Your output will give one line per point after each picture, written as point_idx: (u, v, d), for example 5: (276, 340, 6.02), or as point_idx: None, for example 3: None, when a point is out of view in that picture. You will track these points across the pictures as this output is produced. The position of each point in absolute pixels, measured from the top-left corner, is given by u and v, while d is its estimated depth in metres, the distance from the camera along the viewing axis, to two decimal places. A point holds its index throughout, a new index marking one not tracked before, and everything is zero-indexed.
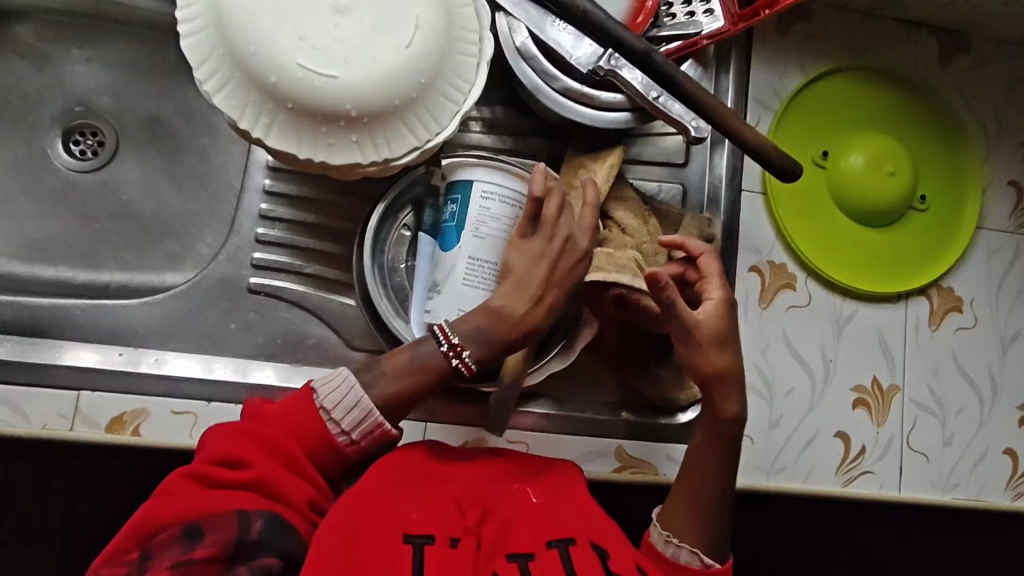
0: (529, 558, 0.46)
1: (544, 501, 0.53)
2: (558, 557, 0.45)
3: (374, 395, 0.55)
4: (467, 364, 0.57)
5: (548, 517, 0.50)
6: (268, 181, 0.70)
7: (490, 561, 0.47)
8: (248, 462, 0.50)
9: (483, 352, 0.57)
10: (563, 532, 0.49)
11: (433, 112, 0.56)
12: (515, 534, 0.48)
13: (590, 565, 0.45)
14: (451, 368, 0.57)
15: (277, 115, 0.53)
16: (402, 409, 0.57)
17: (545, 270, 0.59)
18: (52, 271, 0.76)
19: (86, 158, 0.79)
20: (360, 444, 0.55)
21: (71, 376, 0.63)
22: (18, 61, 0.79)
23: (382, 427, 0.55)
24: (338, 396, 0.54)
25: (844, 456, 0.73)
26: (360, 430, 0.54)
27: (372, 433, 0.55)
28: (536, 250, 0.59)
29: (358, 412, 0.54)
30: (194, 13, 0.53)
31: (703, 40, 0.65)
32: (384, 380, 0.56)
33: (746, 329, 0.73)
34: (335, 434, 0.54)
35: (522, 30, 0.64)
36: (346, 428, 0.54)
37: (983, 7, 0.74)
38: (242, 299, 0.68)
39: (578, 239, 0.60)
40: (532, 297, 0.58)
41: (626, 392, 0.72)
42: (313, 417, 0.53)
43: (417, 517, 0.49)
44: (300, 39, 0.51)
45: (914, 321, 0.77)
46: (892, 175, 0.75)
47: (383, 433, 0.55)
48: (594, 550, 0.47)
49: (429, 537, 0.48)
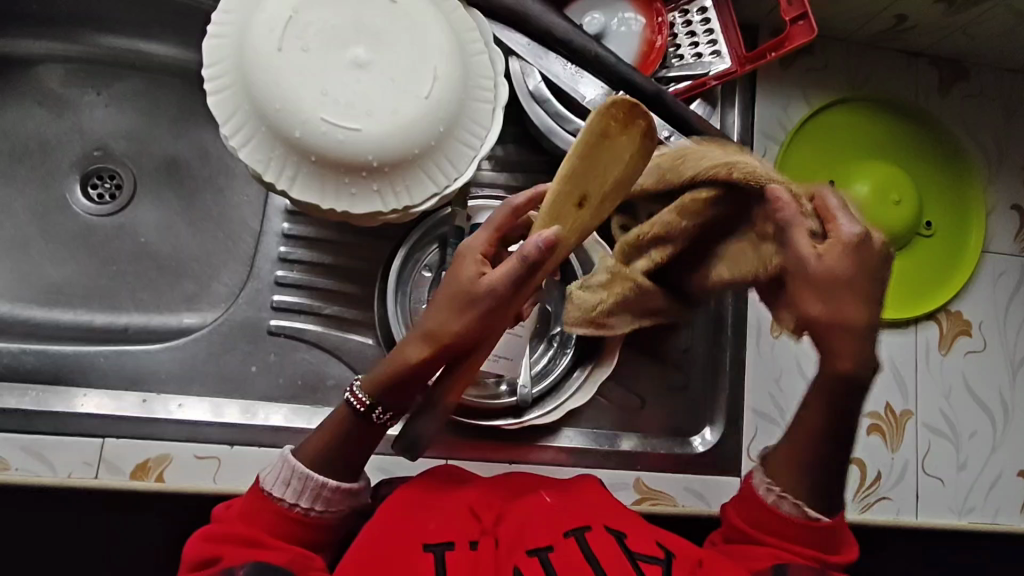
0: (549, 550, 0.49)
1: (557, 499, 0.54)
2: (576, 545, 0.49)
3: (302, 458, 0.53)
4: (355, 396, 0.53)
5: (560, 509, 0.53)
6: (287, 225, 0.72)
7: (510, 556, 0.49)
8: (216, 551, 0.49)
9: (369, 380, 0.53)
10: (576, 520, 0.52)
11: (451, 159, 0.57)
12: (531, 528, 0.51)
13: (607, 552, 0.49)
14: (348, 412, 0.54)
15: (301, 167, 0.54)
16: (337, 459, 0.54)
17: (445, 305, 0.51)
18: (70, 315, 0.76)
19: (104, 202, 0.80)
20: (319, 509, 0.52)
21: (94, 424, 0.63)
22: (38, 108, 0.80)
23: (328, 486, 0.52)
24: (275, 473, 0.52)
25: (861, 482, 0.74)
26: (308, 496, 0.52)
27: (322, 494, 0.52)
28: (446, 289, 0.52)
29: (297, 481, 0.52)
30: (220, 71, 0.55)
31: (711, 81, 0.67)
32: (308, 440, 0.54)
33: (760, 359, 0.74)
34: (290, 509, 0.52)
35: (535, 74, 0.66)
36: (294, 500, 0.52)
37: (980, 38, 0.77)
38: (263, 340, 0.69)
39: (488, 277, 0.50)
40: (425, 339, 0.52)
41: (643, 423, 0.72)
42: (263, 503, 0.52)
43: (435, 526, 0.51)
44: (323, 95, 0.53)
45: (924, 346, 0.78)
46: (898, 204, 0.76)
47: (336, 490, 0.53)
48: (609, 533, 0.51)
49: (448, 543, 0.50)
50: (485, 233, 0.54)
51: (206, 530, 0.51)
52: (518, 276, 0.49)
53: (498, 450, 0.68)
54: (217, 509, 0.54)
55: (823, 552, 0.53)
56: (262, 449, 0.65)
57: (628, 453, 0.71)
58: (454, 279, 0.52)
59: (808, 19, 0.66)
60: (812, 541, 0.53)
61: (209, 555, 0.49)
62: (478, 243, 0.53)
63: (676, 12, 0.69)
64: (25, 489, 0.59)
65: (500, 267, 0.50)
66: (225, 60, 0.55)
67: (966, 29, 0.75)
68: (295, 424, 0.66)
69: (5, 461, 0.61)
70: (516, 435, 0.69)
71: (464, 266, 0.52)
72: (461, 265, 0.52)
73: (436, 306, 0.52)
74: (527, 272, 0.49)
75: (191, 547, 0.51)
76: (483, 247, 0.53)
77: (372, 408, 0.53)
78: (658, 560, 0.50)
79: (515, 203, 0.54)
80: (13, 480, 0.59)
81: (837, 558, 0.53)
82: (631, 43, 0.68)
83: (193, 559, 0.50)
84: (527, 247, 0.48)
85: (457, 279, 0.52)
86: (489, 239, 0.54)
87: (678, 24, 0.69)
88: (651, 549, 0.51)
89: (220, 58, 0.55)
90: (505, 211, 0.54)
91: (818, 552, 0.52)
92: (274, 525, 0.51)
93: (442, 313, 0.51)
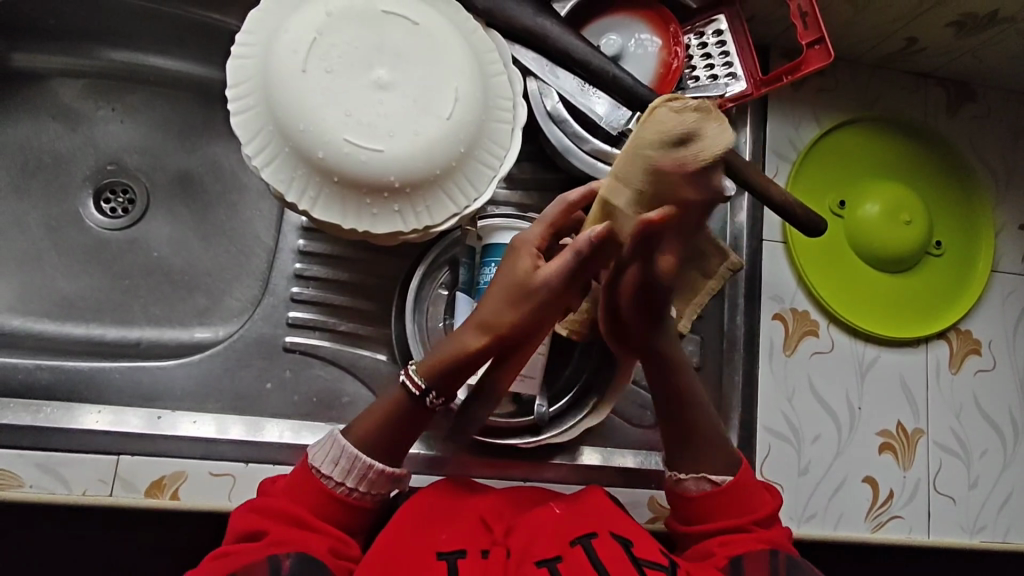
0: (557, 560, 0.48)
1: (566, 510, 0.54)
2: (584, 553, 0.48)
3: (352, 438, 0.53)
4: (411, 380, 0.53)
5: (568, 520, 0.52)
6: (302, 241, 0.72)
7: (520, 566, 0.49)
8: (264, 530, 0.50)
9: (424, 364, 0.53)
10: (584, 529, 0.51)
11: (470, 179, 0.58)
12: (541, 539, 0.50)
13: (615, 559, 0.48)
14: (405, 395, 0.54)
15: (322, 188, 0.54)
16: (387, 441, 0.54)
17: (504, 299, 0.52)
18: (82, 329, 0.76)
19: (117, 216, 0.80)
20: (362, 491, 0.53)
21: (108, 441, 0.63)
22: (51, 122, 0.80)
23: (374, 468, 0.53)
24: (324, 452, 0.53)
25: (873, 501, 0.74)
26: (354, 476, 0.52)
27: (368, 476, 0.53)
28: (503, 284, 0.52)
29: (346, 460, 0.52)
30: (244, 91, 0.55)
31: (726, 103, 0.68)
32: (359, 419, 0.55)
33: (771, 378, 0.74)
34: (335, 489, 0.52)
35: (553, 94, 0.67)
36: (340, 479, 0.52)
37: (988, 60, 0.78)
38: (278, 357, 0.69)
39: (546, 276, 0.51)
40: (480, 327, 0.52)
41: (655, 441, 0.72)
42: (313, 484, 0.52)
43: (448, 536, 0.51)
44: (346, 116, 0.53)
45: (934, 365, 0.78)
46: (908, 224, 0.77)
47: (380, 473, 0.53)
48: (616, 541, 0.50)
49: (460, 552, 0.49)
50: (541, 227, 0.54)
51: (255, 503, 0.52)
52: (572, 270, 0.51)
53: (513, 467, 0.68)
54: (264, 485, 0.55)
55: (750, 514, 0.56)
56: (277, 466, 0.64)
57: (642, 470, 0.71)
58: (511, 271, 0.52)
59: (824, 44, 0.66)
60: (736, 509, 0.56)
61: (256, 528, 0.50)
62: (534, 236, 0.54)
63: (691, 33, 0.70)
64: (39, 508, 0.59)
65: (561, 260, 0.50)
66: (249, 80, 0.55)
67: (977, 51, 0.76)
68: (310, 441, 0.66)
69: (19, 478, 0.60)
70: (531, 452, 0.69)
71: (520, 257, 0.53)
72: (517, 258, 0.53)
73: (493, 296, 0.52)
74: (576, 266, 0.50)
75: (236, 521, 0.51)
76: (537, 240, 0.54)
77: (426, 391, 0.53)
78: (662, 565, 0.49)
79: (570, 198, 0.54)
80: (28, 497, 0.59)
81: (764, 512, 0.56)
82: (648, 64, 0.69)
83: (238, 532, 0.50)
84: (580, 246, 0.49)
85: (514, 271, 0.52)
86: (544, 233, 0.54)
87: (694, 46, 0.69)
88: (657, 557, 0.50)
89: (244, 78, 0.55)
90: (560, 206, 0.54)
91: (745, 517, 0.55)
92: (322, 506, 0.52)
93: (499, 303, 0.52)
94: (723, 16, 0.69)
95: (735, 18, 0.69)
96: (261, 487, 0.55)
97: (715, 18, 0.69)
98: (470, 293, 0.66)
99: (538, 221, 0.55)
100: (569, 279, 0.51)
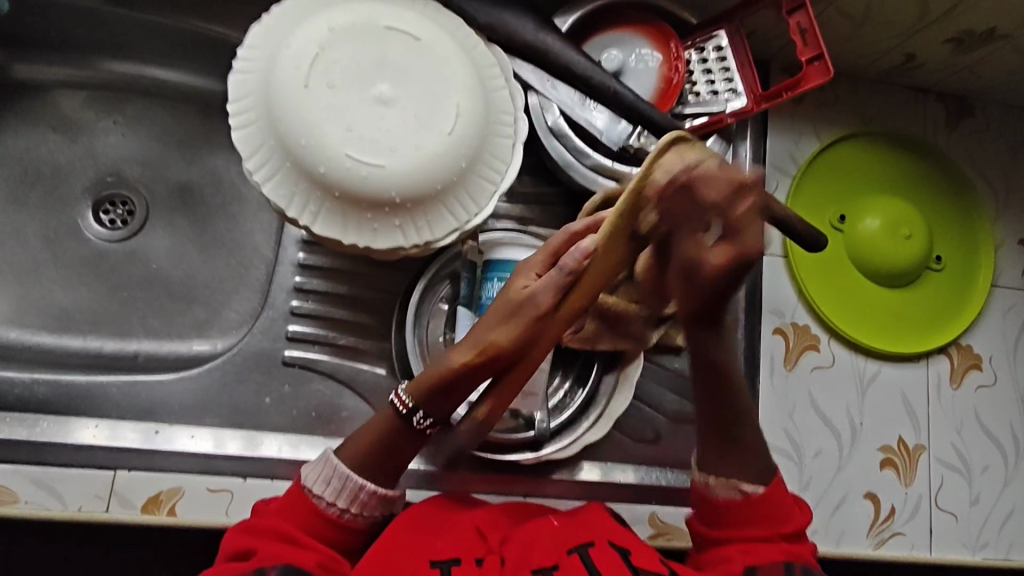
0: (555, 568, 0.47)
1: (564, 522, 0.53)
2: (581, 561, 0.48)
3: (343, 458, 0.53)
4: (400, 400, 0.53)
5: (564, 531, 0.52)
6: (302, 254, 0.72)
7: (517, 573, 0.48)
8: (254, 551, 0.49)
9: (414, 384, 0.53)
10: (581, 538, 0.51)
11: (472, 194, 0.58)
12: (538, 549, 0.50)
13: (613, 565, 0.48)
14: (393, 414, 0.54)
15: (323, 203, 0.54)
16: (377, 467, 0.53)
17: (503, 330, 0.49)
18: (80, 342, 0.75)
19: (116, 228, 0.80)
20: (355, 511, 0.52)
21: (104, 456, 0.62)
22: (52, 133, 0.80)
23: (366, 488, 0.52)
24: (317, 472, 0.53)
25: (875, 517, 0.74)
26: (346, 495, 0.52)
27: (361, 497, 0.52)
28: (494, 315, 0.50)
29: (336, 481, 0.52)
30: (245, 106, 0.55)
31: (728, 118, 0.68)
32: (352, 440, 0.54)
33: (772, 392, 0.74)
34: (328, 509, 0.52)
35: (554, 109, 0.67)
36: (332, 498, 0.52)
37: (987, 76, 0.78)
38: (277, 371, 0.69)
39: (540, 298, 0.48)
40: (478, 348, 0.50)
41: (656, 457, 0.72)
42: (307, 502, 0.52)
43: (443, 544, 0.50)
44: (348, 131, 0.53)
45: (936, 380, 0.78)
46: (909, 239, 0.77)
47: (372, 495, 0.53)
48: (614, 550, 0.50)
49: (455, 559, 0.49)
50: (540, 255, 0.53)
51: (245, 523, 0.51)
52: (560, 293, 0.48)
53: (513, 483, 0.68)
54: (256, 505, 0.54)
55: (780, 528, 0.55)
56: (274, 482, 0.64)
57: (642, 486, 0.70)
58: (507, 292, 0.51)
59: (823, 60, 0.66)
60: (764, 520, 0.55)
61: (245, 546, 0.49)
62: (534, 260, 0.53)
63: (692, 49, 0.70)
64: (34, 525, 0.58)
65: (552, 282, 0.48)
66: (251, 95, 0.55)
67: (974, 67, 0.76)
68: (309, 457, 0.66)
69: (14, 494, 0.60)
70: (532, 470, 0.68)
71: (514, 280, 0.52)
72: (516, 279, 0.52)
73: (487, 317, 0.51)
74: (566, 287, 0.48)
75: (227, 539, 0.51)
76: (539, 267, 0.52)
77: (414, 411, 0.53)
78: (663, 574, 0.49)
79: (573, 229, 0.52)
80: (24, 513, 0.58)
81: (794, 526, 0.55)
82: (648, 80, 0.69)
83: (228, 551, 0.50)
84: (567, 261, 0.48)
85: (508, 292, 0.51)
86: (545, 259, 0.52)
87: (694, 61, 0.70)
88: (657, 566, 0.50)
89: (246, 92, 0.55)
90: (562, 236, 0.52)
91: (773, 529, 0.55)
92: (313, 525, 0.51)
93: (491, 323, 0.50)
94: (724, 32, 0.69)
95: (735, 34, 0.69)
96: (253, 508, 0.54)
97: (715, 34, 0.70)
98: (470, 307, 0.65)
99: (542, 247, 0.53)
100: (559, 299, 0.48)
